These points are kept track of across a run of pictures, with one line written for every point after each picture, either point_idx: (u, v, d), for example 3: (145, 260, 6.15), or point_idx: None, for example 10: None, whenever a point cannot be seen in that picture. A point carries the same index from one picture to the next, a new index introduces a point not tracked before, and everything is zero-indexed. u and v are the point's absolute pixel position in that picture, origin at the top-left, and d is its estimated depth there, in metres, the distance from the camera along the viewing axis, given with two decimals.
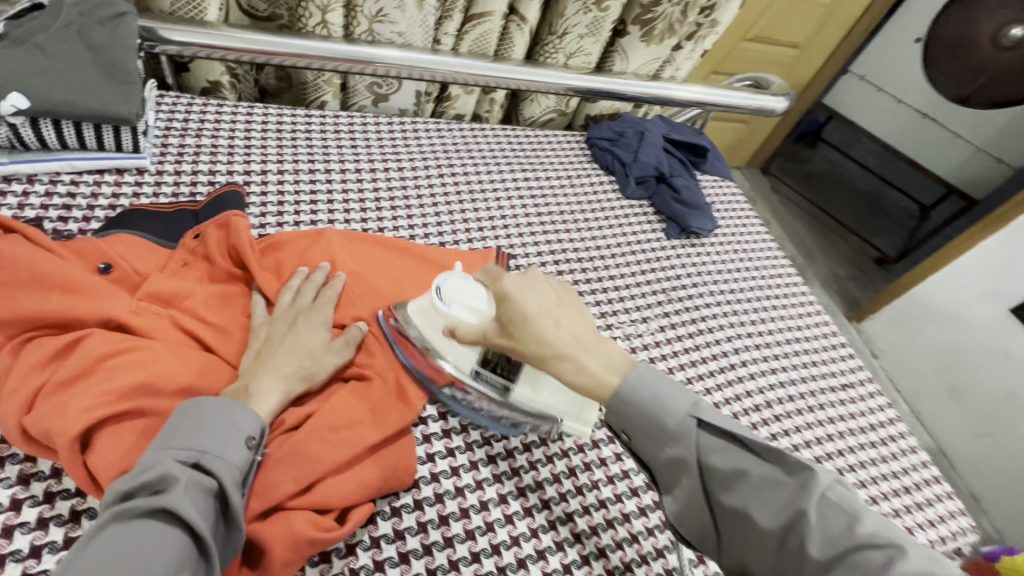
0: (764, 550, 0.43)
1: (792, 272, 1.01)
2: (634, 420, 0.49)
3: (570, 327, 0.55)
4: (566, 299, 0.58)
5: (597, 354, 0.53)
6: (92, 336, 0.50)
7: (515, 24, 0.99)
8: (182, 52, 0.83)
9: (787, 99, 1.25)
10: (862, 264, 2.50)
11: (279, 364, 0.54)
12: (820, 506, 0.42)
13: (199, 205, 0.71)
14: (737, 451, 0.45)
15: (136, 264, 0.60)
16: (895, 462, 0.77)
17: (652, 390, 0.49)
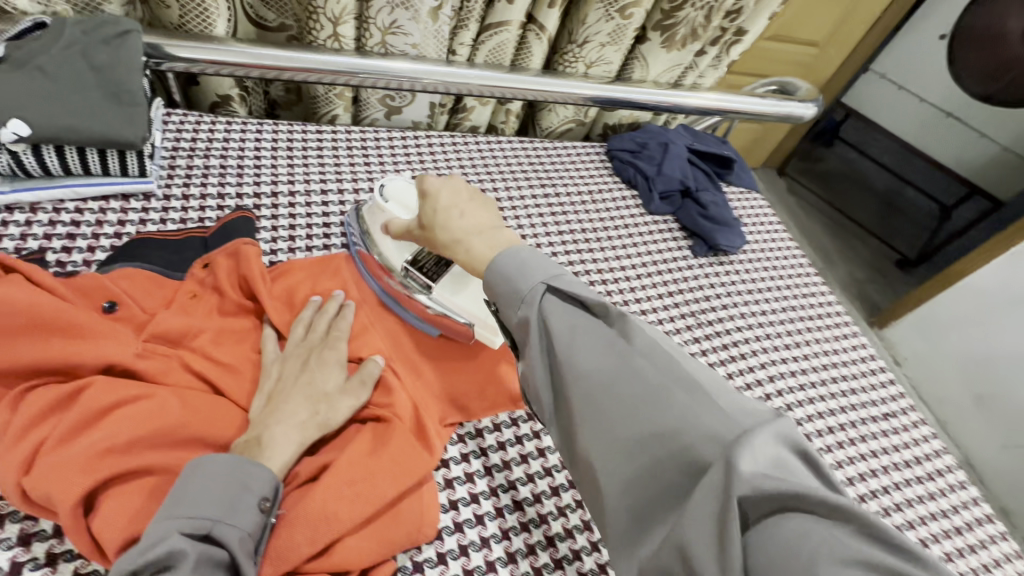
0: (586, 409, 0.42)
1: (825, 290, 0.96)
2: (500, 292, 0.47)
3: (473, 217, 0.57)
4: (480, 198, 0.59)
5: (488, 245, 0.52)
6: (94, 385, 0.47)
7: (533, 33, 0.94)
8: (190, 68, 0.80)
9: (815, 105, 1.20)
10: (885, 268, 2.43)
11: (293, 413, 0.51)
12: (645, 357, 0.42)
13: (208, 232, 0.68)
14: (580, 317, 0.44)
15: (142, 301, 0.57)
16: (944, 498, 0.73)
17: (520, 260, 0.48)
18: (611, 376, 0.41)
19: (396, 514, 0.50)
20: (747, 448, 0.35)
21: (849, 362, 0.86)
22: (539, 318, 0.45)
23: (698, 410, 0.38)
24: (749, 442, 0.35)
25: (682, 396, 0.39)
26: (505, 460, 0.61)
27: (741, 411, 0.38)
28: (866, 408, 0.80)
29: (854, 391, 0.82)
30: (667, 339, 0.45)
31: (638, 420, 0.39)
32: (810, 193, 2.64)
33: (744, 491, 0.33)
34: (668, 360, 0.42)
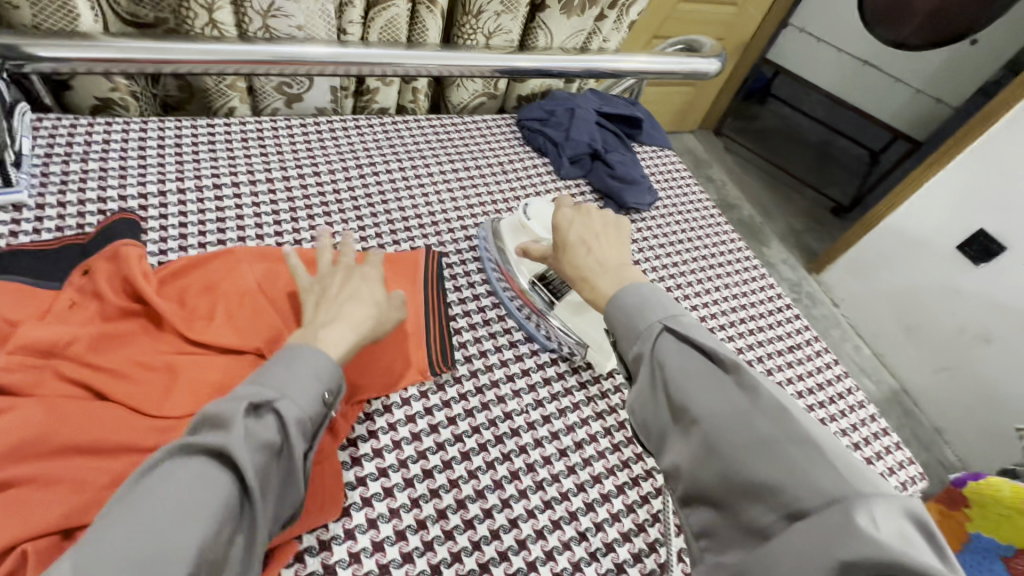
0: (702, 443, 0.47)
1: (734, 238, 1.00)
2: (621, 329, 0.56)
3: (600, 254, 0.65)
4: (613, 233, 0.70)
5: (614, 282, 0.61)
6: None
7: (424, 7, 0.93)
8: (57, 69, 0.75)
9: (719, 60, 1.23)
10: (818, 215, 2.54)
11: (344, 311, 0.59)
12: (759, 405, 0.46)
13: (87, 238, 0.65)
14: (694, 356, 0.50)
15: (9, 314, 0.54)
16: (843, 419, 0.77)
17: (642, 295, 0.57)
18: (717, 416, 0.46)
19: (299, 494, 0.52)
20: (870, 520, 0.37)
21: (757, 304, 0.90)
22: (651, 355, 0.52)
23: (802, 470, 0.41)
24: (869, 510, 0.38)
25: (798, 455, 0.42)
26: (414, 432, 0.61)
27: (844, 466, 0.41)
28: (773, 344, 0.84)
29: (761, 329, 0.86)
30: (783, 394, 0.47)
31: (753, 464, 0.43)
32: (744, 149, 2.71)
33: (841, 556, 0.36)
34: (792, 416, 0.44)
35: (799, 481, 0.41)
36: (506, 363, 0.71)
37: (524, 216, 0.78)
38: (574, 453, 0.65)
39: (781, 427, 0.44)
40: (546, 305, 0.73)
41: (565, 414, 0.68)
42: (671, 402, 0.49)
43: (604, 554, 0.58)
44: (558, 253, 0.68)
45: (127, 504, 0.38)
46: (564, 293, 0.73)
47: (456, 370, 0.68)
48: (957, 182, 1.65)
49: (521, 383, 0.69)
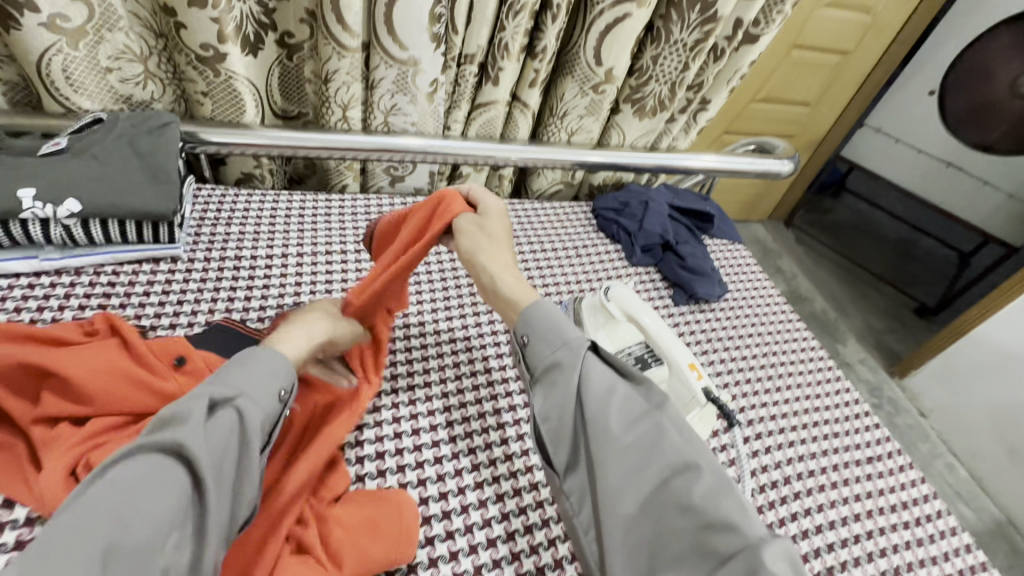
0: (619, 459, 0.54)
1: (807, 335, 0.99)
2: (538, 338, 0.63)
3: (504, 253, 0.73)
4: (493, 232, 0.74)
5: (516, 283, 0.69)
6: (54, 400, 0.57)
7: (518, 109, 1.06)
8: (219, 150, 0.92)
9: (792, 161, 1.27)
10: (901, 315, 2.40)
11: (313, 329, 0.67)
12: (674, 427, 0.56)
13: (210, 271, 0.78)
14: (618, 380, 0.60)
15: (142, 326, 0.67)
16: (931, 544, 0.72)
17: (553, 319, 0.64)
18: (634, 437, 0.55)
19: (379, 529, 0.59)
20: (777, 560, 0.44)
21: (832, 407, 0.87)
22: (581, 371, 0.60)
23: (695, 486, 0.51)
24: (773, 550, 0.45)
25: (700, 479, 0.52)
26: (480, 499, 0.69)
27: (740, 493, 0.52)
28: (850, 453, 0.81)
29: (838, 434, 0.83)
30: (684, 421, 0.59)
31: (667, 484, 0.52)
32: (817, 243, 2.67)
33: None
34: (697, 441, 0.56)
35: (704, 501, 0.50)
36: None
37: (603, 298, 0.81)
38: None
39: (681, 441, 0.54)
40: None
41: None
42: (588, 416, 0.57)
43: None
44: (476, 235, 0.73)
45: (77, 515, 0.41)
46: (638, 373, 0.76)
47: (524, 444, 0.76)
48: None
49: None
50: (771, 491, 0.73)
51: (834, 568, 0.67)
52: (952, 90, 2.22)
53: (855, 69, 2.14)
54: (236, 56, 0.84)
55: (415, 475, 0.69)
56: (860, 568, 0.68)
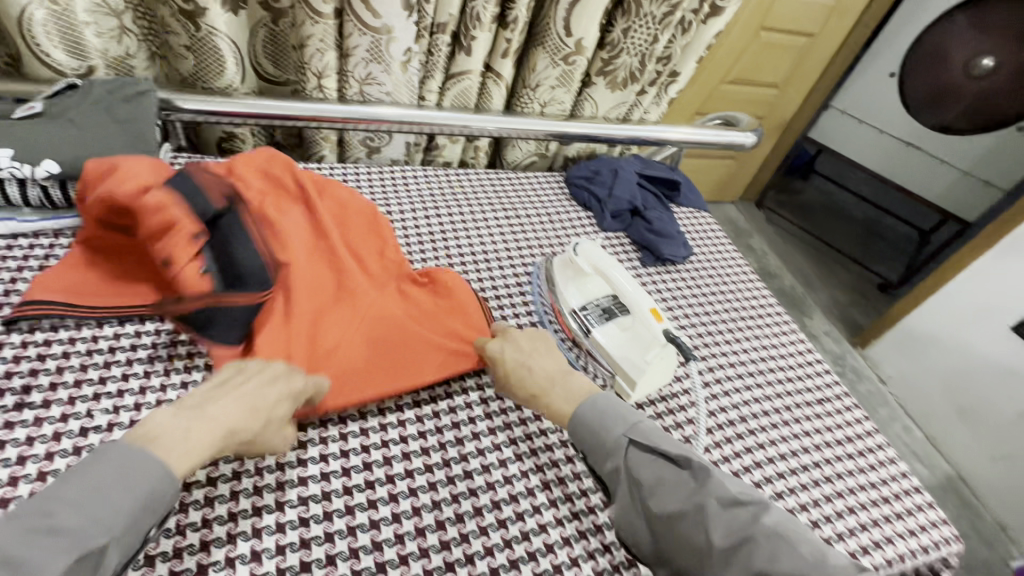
0: (692, 554, 0.57)
1: (765, 293, 1.05)
2: (590, 454, 0.66)
3: (543, 368, 0.73)
4: (525, 353, 0.75)
5: (567, 395, 0.70)
6: (236, 165, 0.82)
7: (491, 80, 1.08)
8: (194, 117, 0.94)
9: (756, 134, 1.33)
10: (864, 290, 2.52)
11: (222, 413, 0.55)
12: (725, 506, 0.57)
13: (265, 168, 0.84)
14: (664, 464, 0.62)
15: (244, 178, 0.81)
16: (872, 472, 0.79)
17: (599, 410, 0.67)
18: (689, 527, 0.57)
19: None
20: None
21: (787, 356, 0.94)
22: (625, 467, 0.63)
23: (754, 556, 0.53)
24: None
25: (752, 547, 0.54)
26: (458, 438, 0.73)
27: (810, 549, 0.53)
28: (801, 396, 0.87)
29: (790, 379, 0.90)
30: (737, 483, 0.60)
31: (732, 564, 0.54)
32: (786, 222, 2.76)
33: None
34: (744, 508, 0.57)
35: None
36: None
37: (573, 255, 0.86)
38: None
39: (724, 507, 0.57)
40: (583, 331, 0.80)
41: None
42: (651, 512, 0.60)
43: (626, 567, 0.66)
44: (512, 383, 0.73)
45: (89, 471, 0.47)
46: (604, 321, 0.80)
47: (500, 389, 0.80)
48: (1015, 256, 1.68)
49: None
50: (727, 429, 0.79)
51: (785, 494, 0.73)
52: (911, 71, 2.32)
53: (819, 51, 2.22)
54: (216, 12, 0.86)
55: (395, 415, 0.73)
56: (808, 494, 0.74)
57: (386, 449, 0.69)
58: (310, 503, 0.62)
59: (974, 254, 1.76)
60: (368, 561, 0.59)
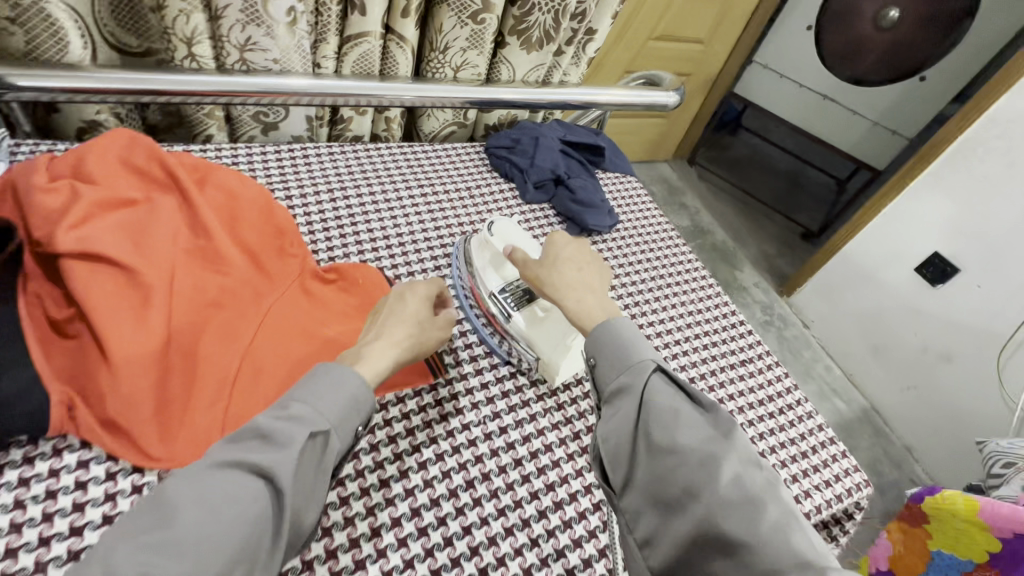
0: (676, 492, 0.49)
1: (690, 256, 1.05)
2: (608, 360, 0.59)
3: (586, 275, 0.73)
4: (558, 265, 0.74)
5: (584, 302, 0.68)
6: (88, 152, 0.70)
7: (394, 43, 0.98)
8: (37, 98, 0.79)
9: (678, 93, 1.30)
10: (789, 240, 2.64)
11: (385, 348, 0.63)
12: (743, 460, 0.50)
13: (125, 155, 0.73)
14: (683, 404, 0.54)
15: (96, 166, 0.69)
16: (792, 428, 0.81)
17: (634, 334, 0.61)
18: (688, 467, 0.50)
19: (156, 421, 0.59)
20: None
21: (712, 320, 0.94)
22: (641, 387, 0.55)
23: (758, 519, 0.46)
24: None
25: (742, 507, 0.47)
26: (372, 443, 0.68)
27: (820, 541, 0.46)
28: (726, 359, 0.88)
29: (716, 343, 0.90)
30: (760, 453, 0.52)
31: (725, 517, 0.46)
32: (715, 178, 2.82)
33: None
34: (761, 471, 0.49)
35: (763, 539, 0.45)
36: (451, 383, 0.77)
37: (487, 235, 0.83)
38: (544, 455, 0.73)
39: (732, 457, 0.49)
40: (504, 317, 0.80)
41: (524, 425, 0.75)
42: (652, 440, 0.52)
43: (555, 559, 0.65)
44: (550, 266, 0.74)
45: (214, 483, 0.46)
46: (524, 305, 0.80)
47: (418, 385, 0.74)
48: (917, 203, 1.80)
49: (465, 401, 0.75)
50: None
51: None
52: (826, 25, 2.38)
53: (739, 6, 2.22)
54: None
55: None
56: None
57: None
58: None
59: (883, 202, 1.86)
60: None
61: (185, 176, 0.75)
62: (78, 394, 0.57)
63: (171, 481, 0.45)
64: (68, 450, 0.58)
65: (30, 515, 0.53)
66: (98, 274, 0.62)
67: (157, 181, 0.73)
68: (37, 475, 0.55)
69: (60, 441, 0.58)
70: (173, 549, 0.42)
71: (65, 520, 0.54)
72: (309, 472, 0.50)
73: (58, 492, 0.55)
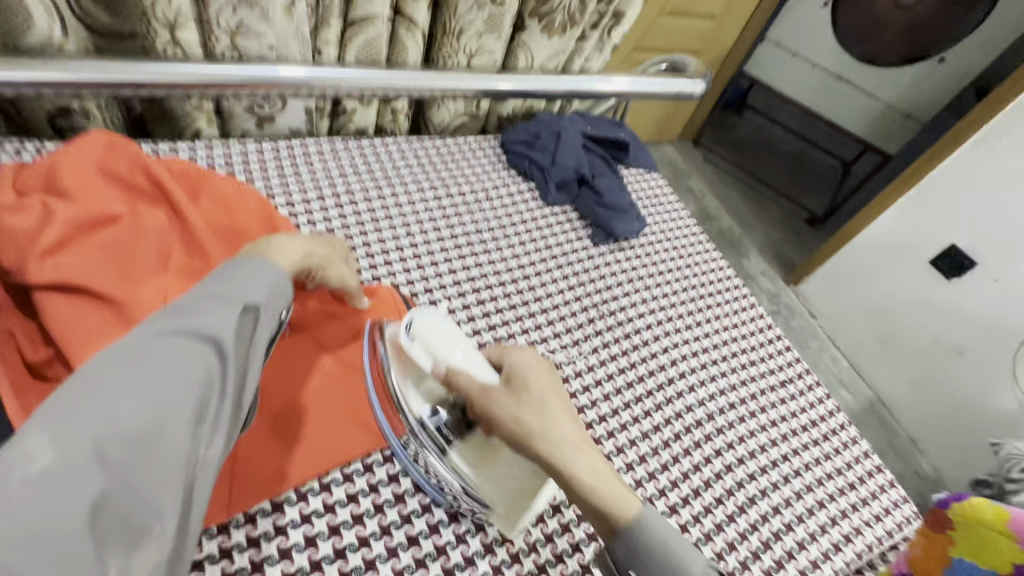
0: None
1: (722, 264, 0.98)
2: (655, 568, 0.50)
3: (570, 432, 0.55)
4: (536, 410, 0.55)
5: (591, 475, 0.53)
6: (61, 162, 0.61)
7: (403, 27, 0.88)
8: (1, 91, 0.69)
9: (704, 81, 1.21)
10: (796, 226, 2.57)
11: (293, 251, 0.56)
12: None
13: (102, 162, 0.64)
14: None
15: (71, 177, 0.60)
16: (838, 458, 0.77)
17: (668, 532, 0.52)
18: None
19: None
20: None
21: (748, 335, 0.88)
22: None
23: None
24: None
25: None
26: (397, 494, 0.62)
27: None
28: (765, 380, 0.83)
29: (754, 363, 0.85)
30: None
31: None
32: (722, 161, 2.73)
33: None
34: None
35: None
36: None
37: (403, 339, 0.59)
38: None
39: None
40: (439, 457, 0.59)
41: None
42: None
43: None
44: (512, 419, 0.54)
45: (119, 376, 0.37)
46: (462, 437, 0.59)
47: None
48: (935, 193, 1.72)
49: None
50: (695, 432, 0.73)
51: (756, 498, 0.69)
52: None
53: None
54: None
55: (317, 480, 0.61)
56: (779, 492, 0.71)
57: (309, 526, 0.57)
58: None
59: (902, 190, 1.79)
60: None
61: (174, 185, 0.66)
62: None
63: (87, 371, 0.37)
64: None
65: None
66: (80, 309, 0.54)
67: (144, 193, 0.65)
68: None
69: None
70: (127, 409, 0.36)
71: None
72: (253, 347, 0.46)
73: None
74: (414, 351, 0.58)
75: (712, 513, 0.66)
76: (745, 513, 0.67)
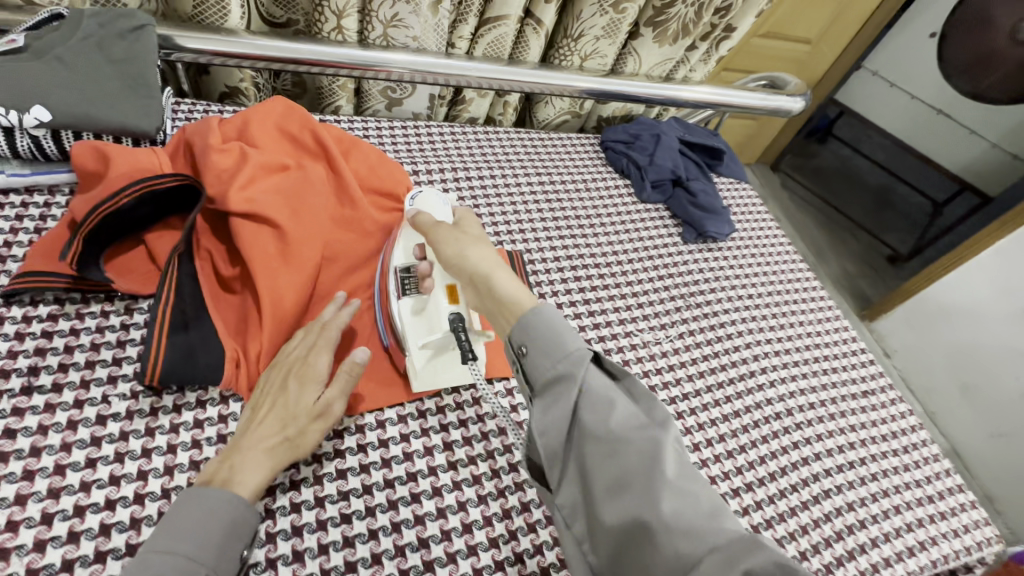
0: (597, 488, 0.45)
1: (808, 274, 1.00)
2: (540, 351, 0.49)
3: (484, 256, 0.60)
4: (464, 242, 0.62)
5: (457, 247, 0.61)
6: (252, 117, 0.73)
7: (530, 27, 0.97)
8: (199, 59, 0.83)
9: (803, 99, 1.23)
10: (873, 262, 2.42)
11: (266, 437, 0.52)
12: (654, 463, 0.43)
13: (281, 120, 0.76)
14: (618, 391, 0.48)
15: (257, 130, 0.73)
16: (918, 470, 0.78)
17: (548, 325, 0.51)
18: (647, 516, 0.41)
19: None
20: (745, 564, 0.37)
21: (832, 344, 0.90)
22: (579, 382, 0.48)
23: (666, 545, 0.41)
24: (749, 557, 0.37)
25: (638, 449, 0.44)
26: (501, 427, 0.66)
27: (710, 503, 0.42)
28: (846, 387, 0.85)
29: (835, 369, 0.87)
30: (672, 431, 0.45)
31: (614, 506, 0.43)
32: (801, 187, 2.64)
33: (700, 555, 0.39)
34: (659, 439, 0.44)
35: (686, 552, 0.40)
36: None
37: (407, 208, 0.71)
38: None
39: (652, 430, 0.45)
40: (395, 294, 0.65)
41: None
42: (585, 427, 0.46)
43: None
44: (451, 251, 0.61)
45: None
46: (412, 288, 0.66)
47: None
48: None
49: None
50: (774, 422, 0.77)
51: (832, 492, 0.72)
52: None
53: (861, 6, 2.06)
54: None
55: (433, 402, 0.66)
56: (854, 491, 0.73)
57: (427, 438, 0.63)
58: (351, 498, 0.57)
59: (1005, 228, 1.68)
60: (415, 559, 0.55)
61: (333, 144, 0.77)
62: (242, 348, 0.60)
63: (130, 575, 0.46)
64: (232, 399, 0.59)
65: (182, 438, 0.55)
66: (263, 236, 0.65)
67: (308, 149, 0.76)
68: (209, 419, 0.57)
69: (225, 389, 0.59)
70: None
71: (211, 448, 0.55)
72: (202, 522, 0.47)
73: (227, 436, 0.56)
74: (410, 210, 0.70)
75: (788, 497, 0.70)
76: (818, 505, 0.70)
